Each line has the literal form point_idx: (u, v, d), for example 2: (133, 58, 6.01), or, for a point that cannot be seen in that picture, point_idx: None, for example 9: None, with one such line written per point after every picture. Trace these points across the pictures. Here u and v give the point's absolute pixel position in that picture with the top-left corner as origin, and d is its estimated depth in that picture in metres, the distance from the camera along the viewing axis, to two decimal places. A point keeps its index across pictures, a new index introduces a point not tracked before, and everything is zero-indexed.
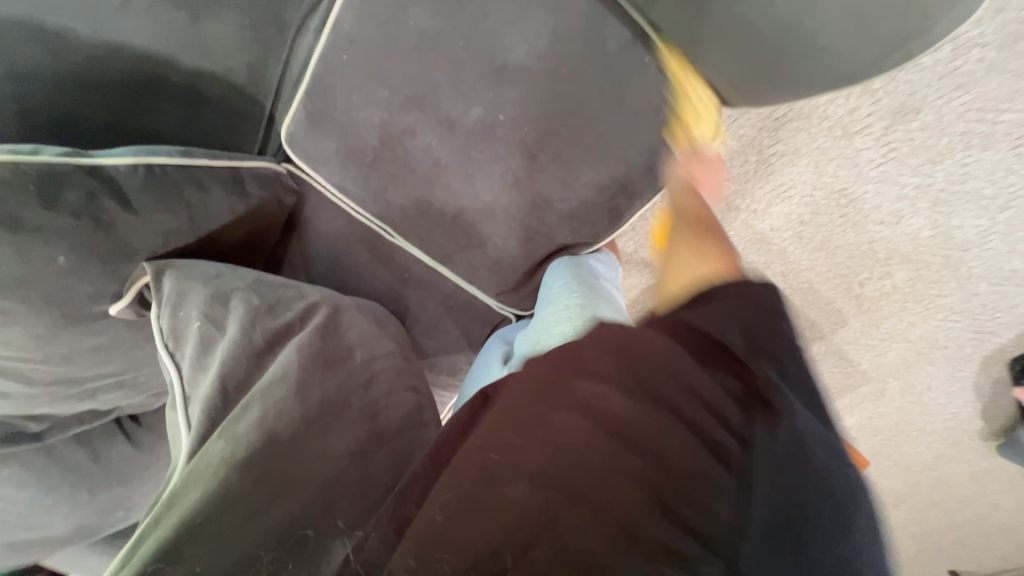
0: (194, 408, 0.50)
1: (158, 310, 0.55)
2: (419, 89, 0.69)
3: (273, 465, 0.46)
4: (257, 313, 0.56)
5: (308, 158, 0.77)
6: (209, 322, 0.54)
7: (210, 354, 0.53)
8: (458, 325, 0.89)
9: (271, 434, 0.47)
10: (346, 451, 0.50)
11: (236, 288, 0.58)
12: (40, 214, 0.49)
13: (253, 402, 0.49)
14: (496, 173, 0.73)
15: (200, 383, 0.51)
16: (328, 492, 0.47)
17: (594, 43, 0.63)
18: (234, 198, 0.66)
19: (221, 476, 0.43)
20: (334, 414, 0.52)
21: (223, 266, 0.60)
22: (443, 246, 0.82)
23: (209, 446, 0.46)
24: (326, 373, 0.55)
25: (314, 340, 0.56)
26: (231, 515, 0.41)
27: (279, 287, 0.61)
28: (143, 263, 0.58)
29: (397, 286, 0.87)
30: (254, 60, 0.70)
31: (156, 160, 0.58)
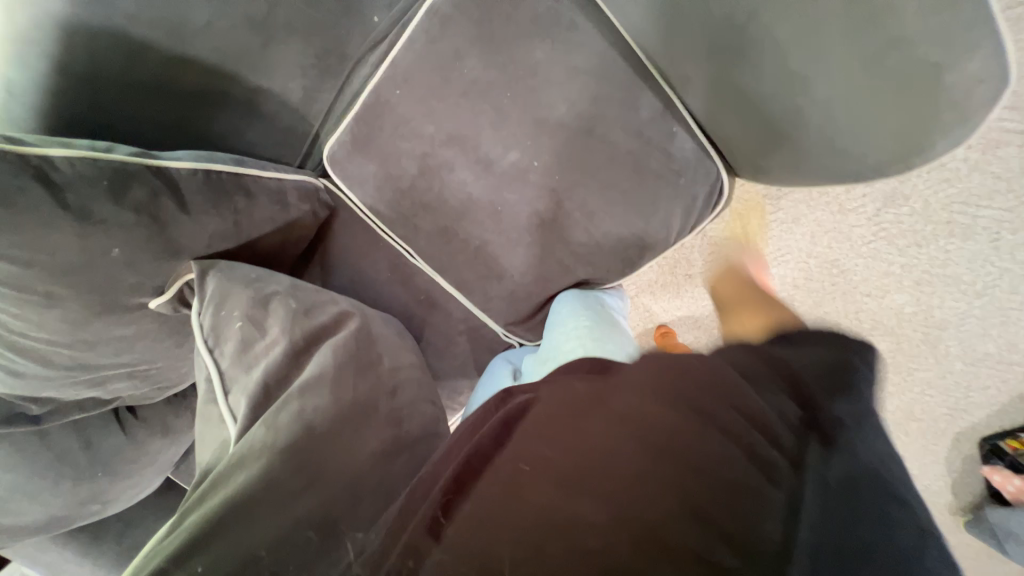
0: (238, 405, 0.54)
1: (201, 308, 0.59)
2: (462, 128, 0.74)
3: (308, 457, 0.49)
4: (295, 317, 0.60)
5: (347, 177, 0.81)
6: (251, 323, 0.58)
7: (249, 354, 0.57)
8: (465, 349, 0.92)
9: (309, 427, 0.50)
10: (371, 452, 0.52)
11: (275, 292, 0.61)
12: (106, 207, 0.52)
13: (291, 399, 0.52)
14: (523, 213, 0.78)
15: (243, 383, 0.55)
16: (351, 490, 0.48)
17: (628, 110, 0.70)
18: (276, 208, 0.69)
19: (261, 464, 0.46)
20: (365, 416, 0.55)
21: (259, 269, 0.64)
22: (462, 274, 0.86)
23: (251, 434, 0.49)
24: (358, 378, 0.57)
25: (348, 345, 0.59)
26: (266, 502, 0.45)
27: (315, 293, 0.64)
28: (189, 261, 0.61)
29: (410, 306, 0.89)
30: (311, 85, 0.75)
31: (214, 167, 0.61)
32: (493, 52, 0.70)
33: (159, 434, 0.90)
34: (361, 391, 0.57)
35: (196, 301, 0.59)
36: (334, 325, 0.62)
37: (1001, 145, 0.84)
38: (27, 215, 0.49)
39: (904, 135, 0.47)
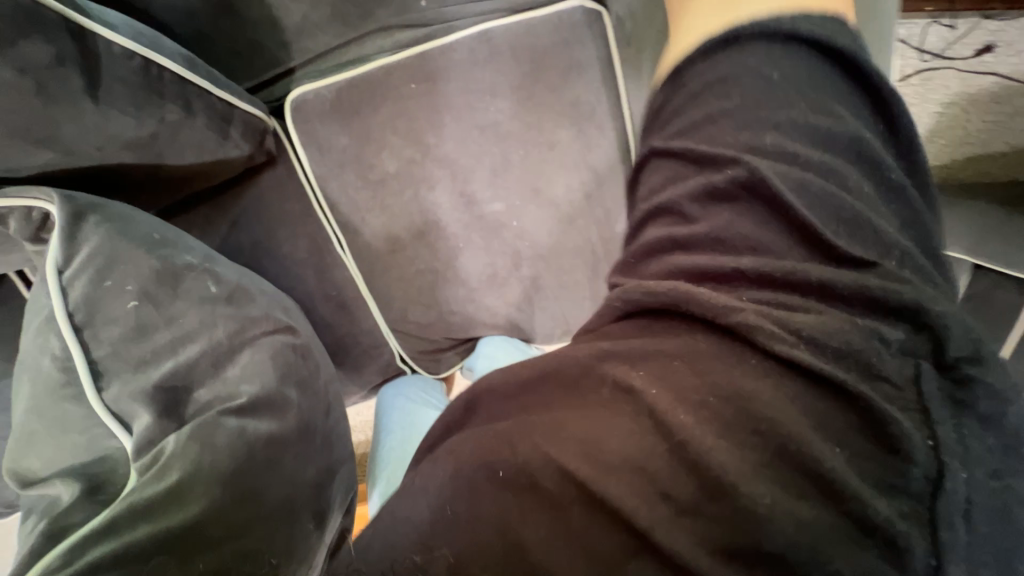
0: (131, 405, 0.48)
1: (79, 280, 0.50)
2: (460, 155, 0.71)
3: (250, 484, 0.47)
4: (216, 307, 0.56)
5: (308, 133, 0.70)
6: (148, 304, 0.52)
7: (142, 342, 0.51)
8: (355, 362, 0.83)
9: (249, 447, 0.49)
10: (309, 479, 0.53)
11: (188, 267, 0.56)
12: None
13: (219, 418, 0.49)
14: (480, 260, 0.77)
15: (134, 384, 0.49)
16: (291, 510, 0.49)
17: (608, 220, 0.75)
18: (213, 138, 0.54)
19: (204, 499, 0.44)
20: (302, 438, 0.56)
21: (167, 232, 0.58)
22: (389, 287, 0.79)
23: (174, 448, 0.46)
24: (299, 394, 0.58)
25: (285, 354, 0.59)
26: (204, 539, 0.42)
27: (234, 273, 0.62)
28: (49, 194, 0.50)
29: (314, 298, 0.78)
30: (316, 19, 0.64)
31: (158, 60, 0.47)
32: (523, 109, 0.70)
33: None
34: (289, 424, 0.55)
35: (67, 260, 0.50)
36: (267, 324, 0.60)
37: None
38: None
39: None
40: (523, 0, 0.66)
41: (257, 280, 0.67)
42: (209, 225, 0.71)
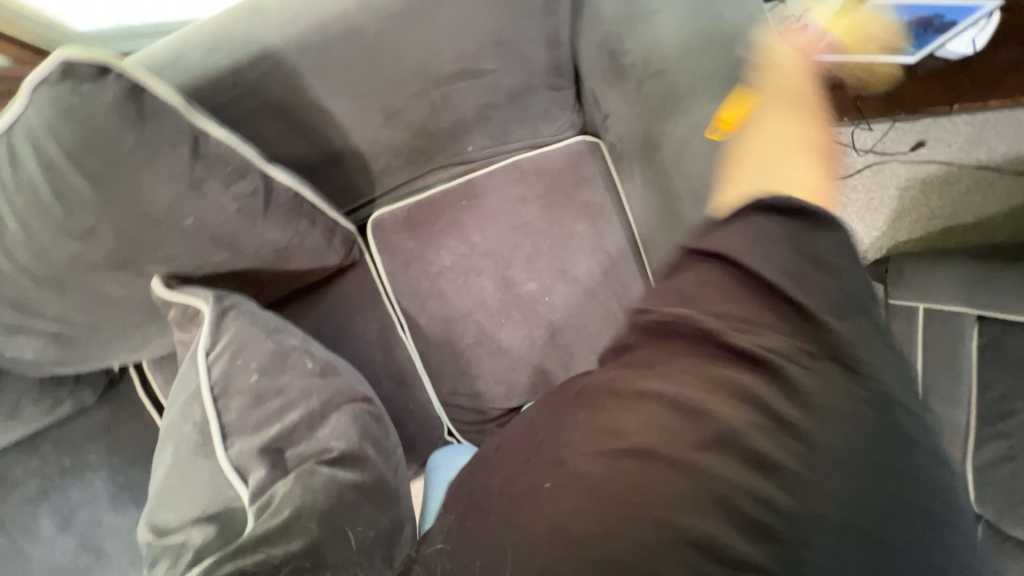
0: (249, 462, 0.59)
1: (216, 357, 0.62)
2: (500, 249, 0.90)
3: (341, 523, 0.56)
4: (312, 380, 0.67)
5: (383, 241, 0.91)
6: (263, 378, 0.64)
7: (257, 407, 0.62)
8: (409, 436, 0.91)
9: (339, 492, 0.58)
10: (385, 525, 0.60)
11: (292, 347, 0.68)
12: (216, 186, 0.55)
13: (315, 469, 0.59)
14: (520, 332, 0.90)
15: (250, 443, 0.60)
16: (367, 552, 0.55)
17: (622, 293, 0.90)
18: (324, 243, 0.74)
19: (307, 533, 0.53)
20: (375, 494, 0.62)
21: (276, 319, 0.70)
22: (442, 362, 0.92)
23: (284, 491, 0.56)
24: (375, 453, 0.67)
25: (363, 417, 0.69)
26: (298, 569, 0.50)
27: (324, 351, 0.73)
28: (206, 292, 0.63)
29: (379, 374, 0.90)
30: (395, 164, 0.88)
31: (304, 191, 0.67)
32: (547, 212, 0.91)
33: None
34: (369, 475, 0.63)
35: (209, 344, 0.62)
36: (349, 394, 0.70)
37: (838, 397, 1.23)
38: (154, 164, 0.50)
39: None
40: (540, 140, 0.92)
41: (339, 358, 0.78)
42: (300, 317, 0.88)
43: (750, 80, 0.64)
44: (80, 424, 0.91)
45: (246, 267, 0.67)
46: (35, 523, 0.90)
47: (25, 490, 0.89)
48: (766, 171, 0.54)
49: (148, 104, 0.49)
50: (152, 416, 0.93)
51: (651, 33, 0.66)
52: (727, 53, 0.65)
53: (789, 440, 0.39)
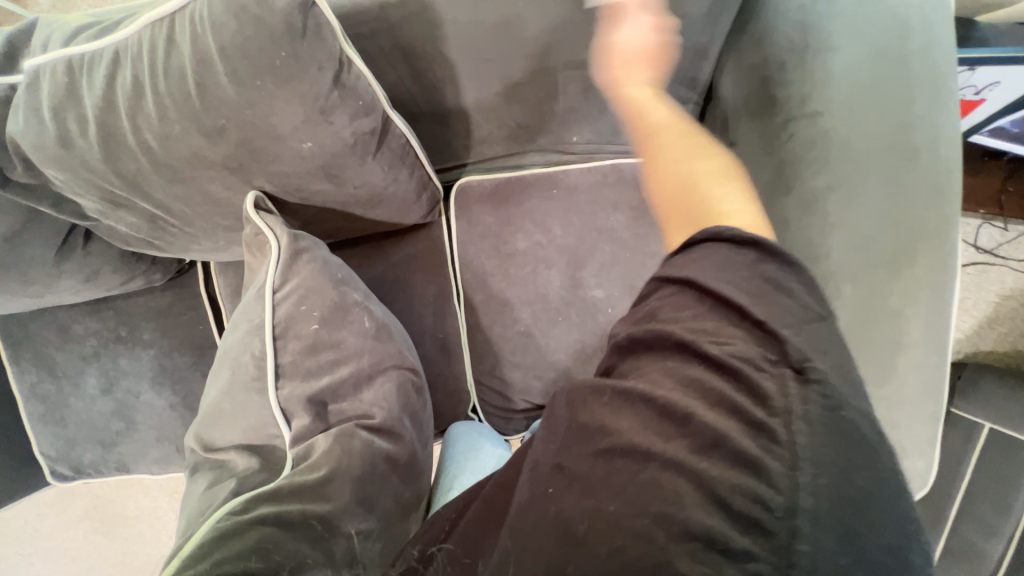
0: (295, 408, 0.59)
1: (284, 297, 0.63)
2: (577, 248, 0.88)
3: (370, 492, 0.54)
4: (366, 340, 0.66)
5: (464, 209, 0.90)
6: (323, 326, 0.63)
7: (312, 355, 0.62)
8: (437, 402, 0.92)
9: (373, 463, 0.56)
10: (410, 501, 0.59)
11: (355, 301, 0.67)
12: (344, 118, 0.55)
13: (353, 432, 0.57)
14: (572, 335, 0.88)
15: (301, 388, 0.60)
16: (391, 532, 0.54)
17: None
18: (416, 199, 0.74)
19: (336, 499, 0.52)
20: (404, 471, 0.59)
21: (346, 269, 0.69)
22: (488, 343, 0.92)
23: (323, 448, 0.56)
24: (413, 424, 0.64)
25: (407, 386, 0.66)
26: (323, 533, 0.49)
27: (381, 310, 0.71)
28: (287, 232, 0.63)
29: (425, 336, 0.91)
30: (498, 135, 0.85)
31: (414, 145, 0.66)
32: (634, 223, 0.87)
33: (80, 275, 0.79)
34: (403, 450, 0.60)
35: (279, 282, 0.63)
36: (398, 359, 0.67)
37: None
38: (295, 81, 0.50)
39: (934, 335, 0.59)
40: None
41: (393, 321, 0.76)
42: (367, 260, 0.89)
43: (918, 145, 0.59)
44: (144, 301, 0.95)
45: (338, 203, 0.66)
46: (84, 379, 0.96)
47: (83, 347, 0.95)
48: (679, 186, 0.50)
49: (311, 21, 0.47)
50: (207, 312, 0.97)
51: (822, 69, 0.62)
52: (898, 116, 0.59)
53: (834, 448, 0.37)
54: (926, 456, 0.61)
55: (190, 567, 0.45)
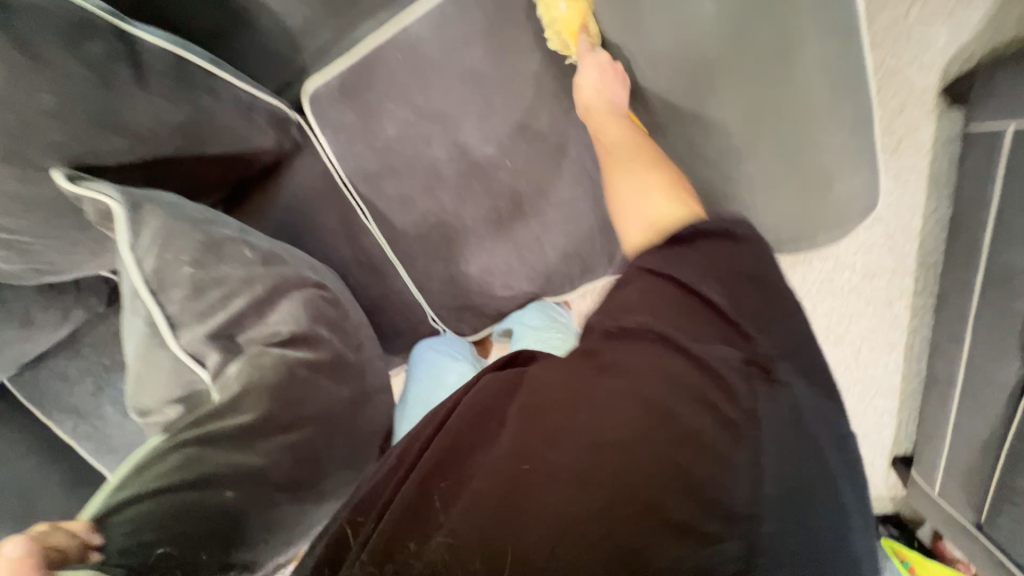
0: (202, 348, 0.60)
1: (143, 253, 0.58)
2: (449, 110, 0.78)
3: (292, 396, 0.62)
4: (253, 269, 0.64)
5: (322, 118, 0.81)
6: (200, 268, 0.60)
7: (202, 298, 0.60)
8: (391, 321, 0.93)
9: (290, 371, 0.63)
10: (343, 399, 0.68)
11: (228, 237, 0.63)
12: (58, 51, 0.53)
13: (263, 351, 0.63)
14: (484, 205, 0.82)
15: (200, 331, 0.60)
16: (325, 426, 0.64)
17: (594, 147, 0.79)
18: (241, 123, 0.70)
19: (257, 407, 0.60)
20: (332, 371, 0.67)
21: (204, 209, 0.64)
22: (411, 248, 0.87)
23: (235, 372, 0.61)
24: (332, 333, 0.69)
25: (316, 301, 0.68)
26: (251, 435, 0.58)
27: (266, 239, 0.69)
28: (111, 187, 0.56)
29: (348, 263, 0.88)
30: (310, 17, 0.74)
31: (186, 56, 0.64)
32: (498, 54, 0.75)
33: (13, 323, 0.83)
34: (324, 353, 0.67)
35: (129, 238, 0.56)
36: (297, 280, 0.67)
37: (877, 253, 1.06)
38: None
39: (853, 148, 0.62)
40: None
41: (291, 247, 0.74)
42: (257, 211, 0.85)
43: None
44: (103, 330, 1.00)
45: (154, 153, 0.63)
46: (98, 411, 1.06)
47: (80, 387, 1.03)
48: (619, 120, 0.70)
49: None
50: None
51: None
52: None
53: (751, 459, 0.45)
54: (861, 173, 0.64)
55: (127, 485, 0.52)
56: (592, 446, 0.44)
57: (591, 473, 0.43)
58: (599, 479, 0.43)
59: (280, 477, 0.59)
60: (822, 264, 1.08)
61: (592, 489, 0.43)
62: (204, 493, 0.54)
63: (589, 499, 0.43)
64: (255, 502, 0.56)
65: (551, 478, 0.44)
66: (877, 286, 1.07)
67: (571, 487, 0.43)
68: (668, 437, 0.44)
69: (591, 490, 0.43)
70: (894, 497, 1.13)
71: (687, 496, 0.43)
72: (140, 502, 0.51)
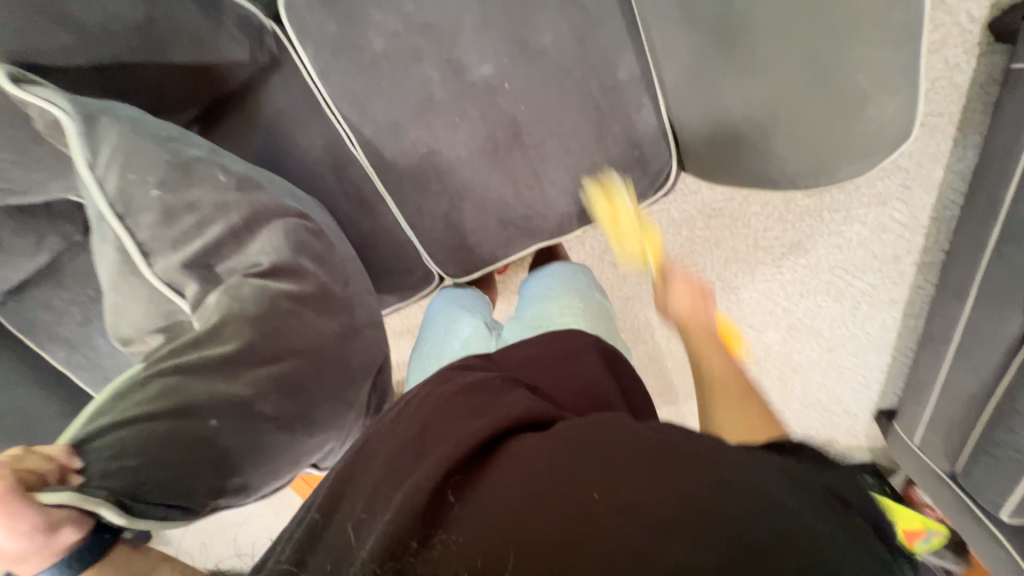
0: (178, 277, 0.57)
1: (107, 172, 0.57)
2: (442, 20, 0.70)
3: (277, 326, 0.58)
4: (228, 194, 0.61)
5: (301, 27, 0.72)
6: (169, 190, 0.58)
7: (173, 223, 0.58)
8: (382, 259, 0.89)
9: (273, 301, 0.59)
10: (332, 330, 0.64)
11: (197, 159, 0.61)
12: None
13: (243, 281, 0.58)
14: (479, 133, 0.76)
15: (174, 257, 0.57)
16: (317, 356, 0.61)
17: (602, 70, 0.72)
18: (207, 26, 0.67)
19: (238, 336, 0.55)
20: (320, 302, 0.63)
21: (171, 130, 0.62)
22: (401, 181, 0.82)
23: (214, 301, 0.57)
24: (317, 265, 0.64)
25: (298, 232, 0.63)
26: (235, 365, 0.55)
27: (242, 164, 0.65)
28: (72, 101, 0.56)
29: (335, 195, 0.83)
30: None
31: None
32: None
33: None
34: (309, 285, 0.62)
35: (90, 154, 0.56)
36: (277, 209, 0.63)
37: (893, 205, 1.01)
38: None
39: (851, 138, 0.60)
40: None
41: (271, 174, 0.69)
42: (235, 134, 0.79)
43: None
44: None
45: (116, 51, 0.62)
46: None
47: None
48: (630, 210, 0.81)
49: None
50: None
51: None
52: None
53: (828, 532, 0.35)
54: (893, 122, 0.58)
55: (100, 414, 0.48)
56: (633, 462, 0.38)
57: (628, 488, 0.36)
58: (628, 495, 0.36)
59: (273, 410, 0.56)
60: (833, 216, 1.03)
61: (620, 499, 0.35)
62: (190, 422, 0.51)
63: (615, 512, 0.35)
64: (241, 431, 0.54)
65: (572, 478, 0.37)
66: (888, 240, 1.03)
67: (595, 496, 0.36)
68: (735, 480, 0.37)
69: (617, 499, 0.35)
70: (876, 449, 1.15)
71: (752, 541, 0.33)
72: (120, 429, 0.47)
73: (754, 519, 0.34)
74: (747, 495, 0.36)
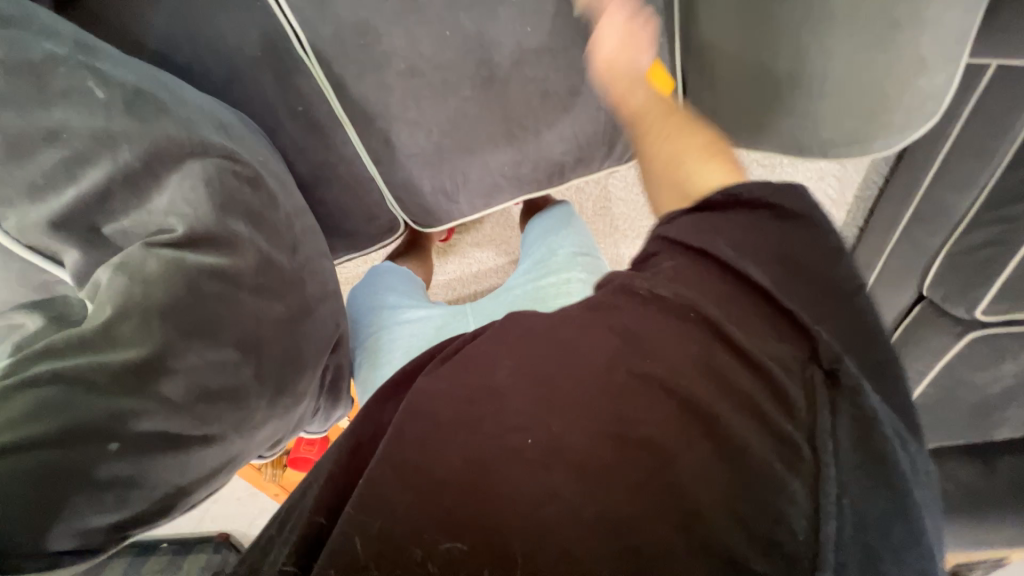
0: (47, 242, 0.39)
1: None
2: None
3: (201, 317, 0.40)
4: (111, 120, 0.41)
5: None
6: (12, 108, 0.39)
7: (26, 162, 0.39)
8: (338, 202, 0.73)
9: (193, 282, 0.40)
10: (277, 316, 0.46)
11: (52, 60, 0.41)
12: None
13: (144, 253, 0.39)
14: (472, 54, 0.64)
15: (34, 214, 0.39)
16: (254, 348, 0.43)
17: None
18: None
19: (142, 336, 0.37)
20: (263, 281, 0.45)
21: (1, 9, 0.40)
22: (368, 105, 0.66)
23: (106, 282, 0.38)
24: (257, 227, 0.46)
25: (228, 180, 0.45)
26: (135, 376, 0.36)
27: (130, 72, 0.45)
28: None
29: (277, 114, 0.64)
30: None
31: None
32: None
33: None
34: (247, 261, 0.44)
35: None
36: (191, 147, 0.44)
37: (829, 181, 0.93)
38: None
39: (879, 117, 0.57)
40: None
41: (182, 87, 0.49)
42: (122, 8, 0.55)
43: None
44: None
45: None
46: None
47: None
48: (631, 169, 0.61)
49: None
50: None
51: None
52: None
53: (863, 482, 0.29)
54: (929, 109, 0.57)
55: None
56: (593, 400, 0.33)
57: (582, 432, 0.32)
58: (581, 449, 0.31)
59: (204, 427, 0.39)
60: None
61: (578, 456, 0.31)
62: (72, 454, 0.34)
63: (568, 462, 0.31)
64: (157, 458, 0.37)
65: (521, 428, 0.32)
66: None
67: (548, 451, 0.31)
68: (703, 409, 0.31)
69: (572, 444, 0.31)
70: None
71: (721, 487, 0.29)
72: None
73: (733, 464, 0.30)
74: (727, 437, 0.30)
